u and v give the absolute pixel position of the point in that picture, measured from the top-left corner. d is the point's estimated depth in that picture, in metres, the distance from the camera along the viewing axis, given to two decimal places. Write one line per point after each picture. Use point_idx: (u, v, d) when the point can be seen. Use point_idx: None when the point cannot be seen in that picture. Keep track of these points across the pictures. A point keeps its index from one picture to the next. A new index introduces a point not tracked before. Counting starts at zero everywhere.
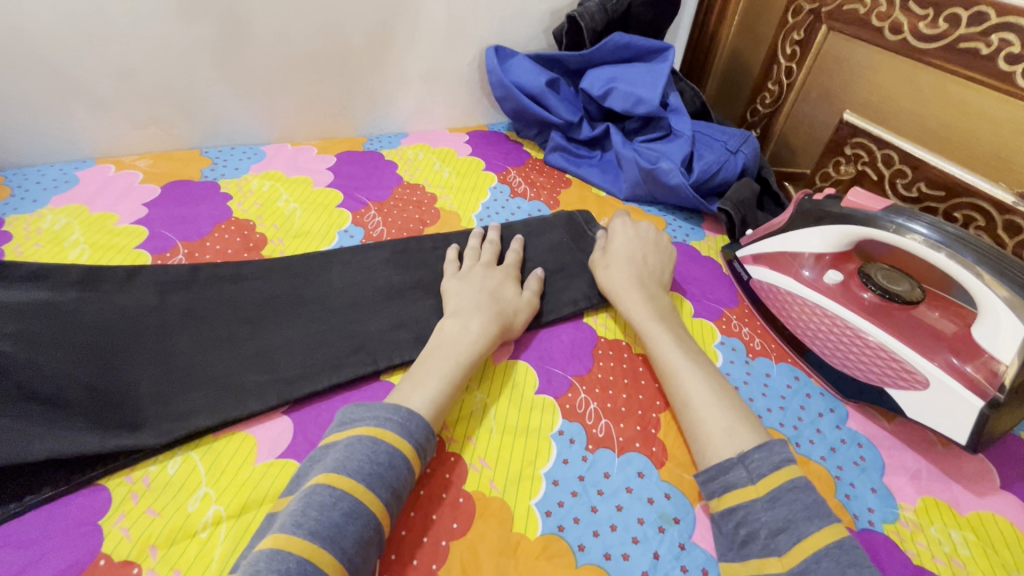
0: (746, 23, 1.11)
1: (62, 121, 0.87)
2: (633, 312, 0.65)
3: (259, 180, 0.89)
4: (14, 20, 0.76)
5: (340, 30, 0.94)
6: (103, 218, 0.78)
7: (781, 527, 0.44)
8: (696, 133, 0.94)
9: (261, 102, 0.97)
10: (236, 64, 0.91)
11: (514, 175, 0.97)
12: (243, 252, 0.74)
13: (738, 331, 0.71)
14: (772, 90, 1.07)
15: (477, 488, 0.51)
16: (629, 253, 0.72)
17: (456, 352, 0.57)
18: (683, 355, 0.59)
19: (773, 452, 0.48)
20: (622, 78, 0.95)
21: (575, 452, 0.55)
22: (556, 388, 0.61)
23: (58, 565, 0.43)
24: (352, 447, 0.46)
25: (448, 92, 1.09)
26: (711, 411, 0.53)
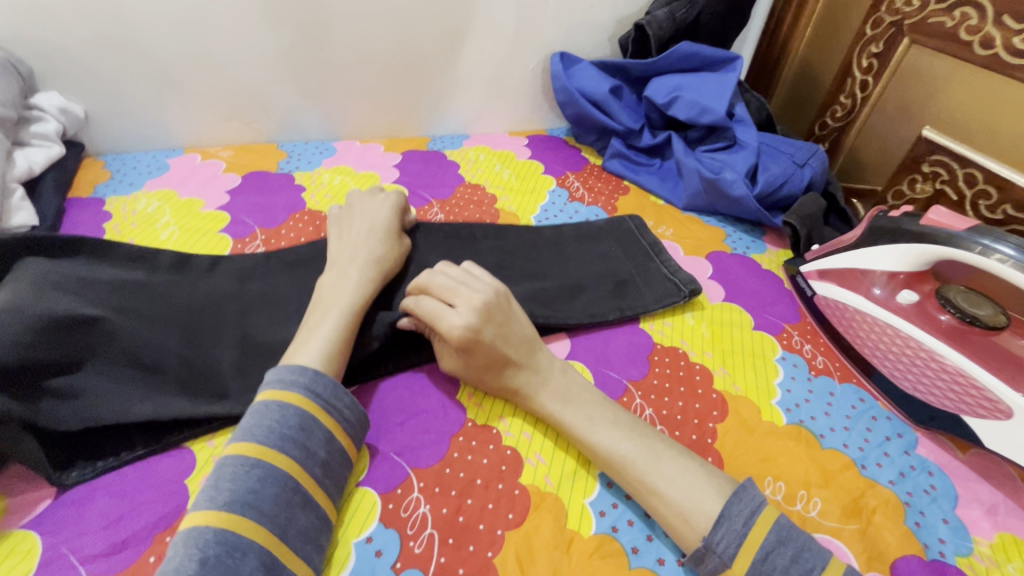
0: (818, 34, 1.09)
1: (158, 112, 0.94)
2: (540, 395, 0.55)
3: (331, 174, 0.93)
4: (126, 17, 0.83)
5: (413, 33, 0.97)
6: (190, 203, 0.84)
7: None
8: (762, 144, 0.92)
9: (335, 101, 1.02)
10: (315, 64, 0.96)
11: (572, 180, 0.98)
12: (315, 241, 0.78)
13: (800, 347, 0.69)
14: (845, 103, 1.04)
15: (533, 482, 0.52)
16: (494, 340, 0.55)
17: (338, 303, 0.57)
18: (606, 435, 0.51)
19: (732, 522, 0.44)
20: (688, 87, 0.95)
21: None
22: (613, 390, 0.61)
23: (149, 516, 0.47)
24: (257, 413, 0.46)
25: (511, 97, 1.12)
26: (666, 495, 0.47)
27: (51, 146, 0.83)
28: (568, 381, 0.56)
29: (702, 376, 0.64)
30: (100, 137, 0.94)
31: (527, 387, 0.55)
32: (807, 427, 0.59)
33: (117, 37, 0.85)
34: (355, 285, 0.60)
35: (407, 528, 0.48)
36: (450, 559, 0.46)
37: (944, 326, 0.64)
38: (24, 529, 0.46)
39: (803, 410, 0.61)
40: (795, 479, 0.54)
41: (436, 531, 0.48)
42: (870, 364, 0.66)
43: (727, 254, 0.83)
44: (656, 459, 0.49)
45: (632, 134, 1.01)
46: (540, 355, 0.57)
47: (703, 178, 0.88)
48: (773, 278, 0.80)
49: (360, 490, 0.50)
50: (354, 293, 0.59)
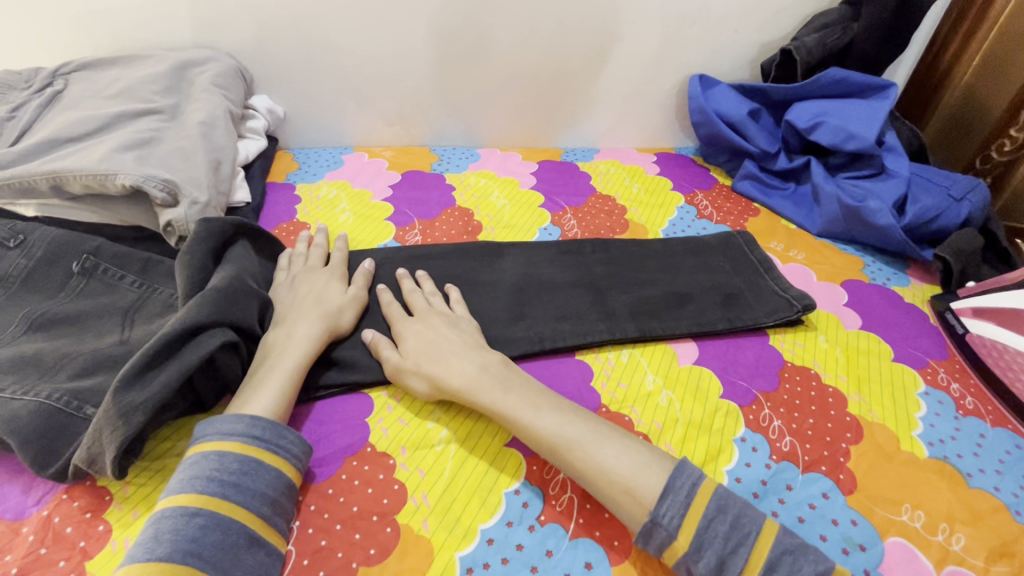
0: (987, 62, 1.02)
1: (340, 115, 1.11)
2: (481, 396, 0.57)
3: (476, 176, 1.04)
4: (330, 35, 1.00)
5: (561, 53, 1.06)
6: (361, 194, 0.98)
7: (718, 569, 0.46)
8: (913, 175, 0.89)
9: (482, 111, 1.13)
10: (472, 78, 1.08)
11: (701, 198, 1.01)
12: (463, 234, 0.89)
13: (947, 385, 0.66)
14: (1016, 136, 1.00)
15: None
16: (422, 338, 0.63)
17: (286, 360, 0.59)
18: (548, 421, 0.54)
19: (675, 496, 0.48)
20: (832, 113, 0.95)
21: (759, 459, 0.57)
22: (741, 396, 0.64)
23: (339, 442, 0.58)
24: (196, 465, 0.49)
25: (643, 115, 1.17)
26: (615, 474, 0.50)
27: (259, 138, 1.01)
28: (501, 372, 0.59)
29: (834, 399, 0.64)
30: (292, 133, 1.12)
31: (472, 382, 0.58)
32: (952, 463, 0.58)
33: (318, 50, 1.02)
34: (305, 336, 0.62)
35: (550, 489, 0.54)
36: (587, 521, 0.52)
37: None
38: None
39: (947, 447, 0.59)
40: (937, 510, 0.53)
41: (575, 496, 0.54)
42: None
43: (863, 283, 0.81)
44: (601, 443, 0.52)
45: (767, 158, 1.01)
46: (483, 351, 0.62)
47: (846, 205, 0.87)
48: (915, 312, 0.77)
49: (508, 450, 0.57)
50: (304, 347, 0.61)
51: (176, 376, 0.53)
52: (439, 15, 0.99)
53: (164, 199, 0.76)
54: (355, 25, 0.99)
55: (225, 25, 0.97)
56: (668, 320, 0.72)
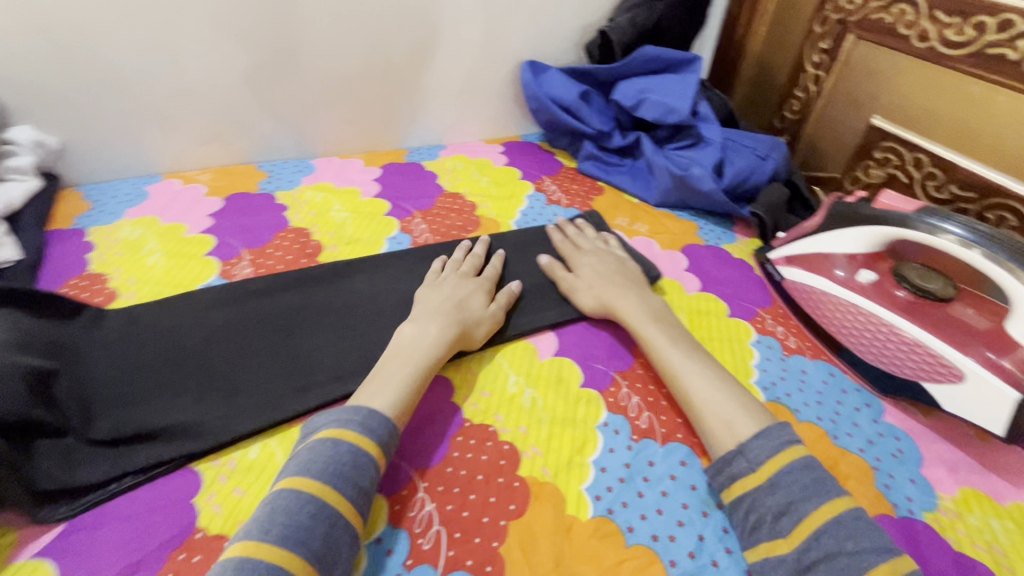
0: (772, 32, 1.14)
1: (135, 139, 0.94)
2: (629, 319, 0.68)
3: (313, 191, 0.95)
4: (97, 47, 0.83)
5: (384, 49, 1.00)
6: (174, 228, 0.85)
7: (781, 510, 0.48)
8: (727, 139, 0.96)
9: (312, 119, 1.03)
10: (290, 84, 0.98)
11: (549, 184, 1.01)
12: (300, 258, 0.81)
13: (773, 329, 0.73)
14: (800, 96, 1.11)
15: (530, 473, 0.55)
16: (597, 271, 0.75)
17: (414, 357, 0.59)
18: (681, 352, 0.63)
19: (769, 438, 0.52)
20: (653, 89, 0.99)
21: (621, 441, 0.58)
22: (600, 380, 0.65)
23: (162, 535, 0.49)
24: (314, 449, 0.49)
25: (484, 106, 1.15)
26: (718, 408, 0.56)
27: (27, 180, 0.82)
28: (658, 307, 0.69)
29: None
30: (75, 167, 0.93)
31: (617, 304, 0.70)
32: (783, 403, 0.63)
33: (87, 67, 0.84)
34: (436, 340, 0.61)
35: (414, 527, 0.50)
36: (459, 552, 0.48)
37: (902, 303, 0.69)
38: (33, 560, 0.47)
39: (778, 388, 0.65)
40: None
41: (442, 527, 0.50)
42: (838, 342, 0.70)
43: (700, 246, 0.87)
44: (709, 380, 0.59)
45: (603, 137, 1.05)
46: (642, 289, 0.72)
47: (678, 177, 0.92)
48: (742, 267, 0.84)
49: None
50: (434, 344, 0.61)
51: None
52: (235, 16, 0.88)
53: None
54: (132, 34, 0.84)
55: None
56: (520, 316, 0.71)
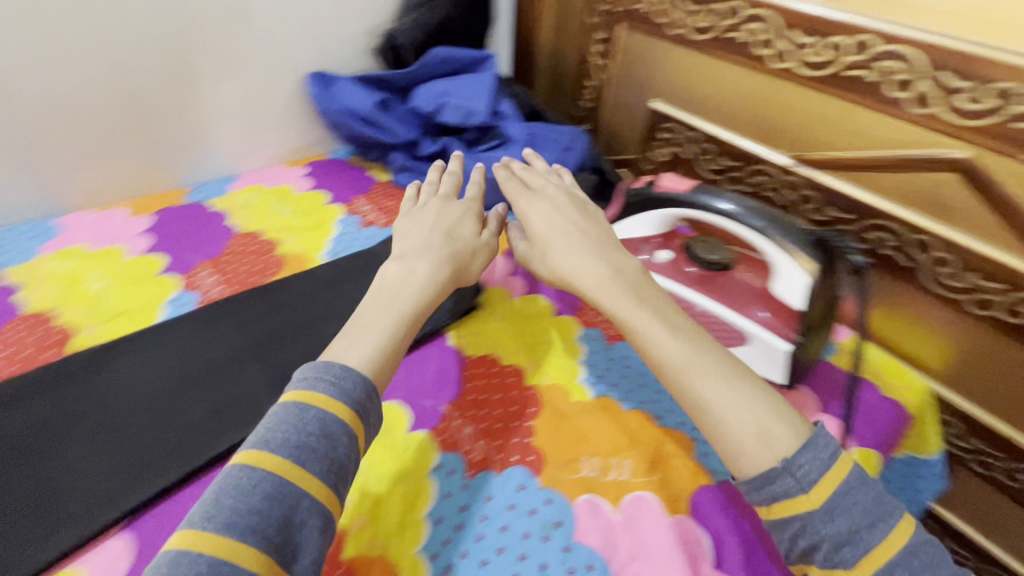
0: (557, 23, 1.17)
1: None
2: (609, 305, 0.59)
3: (55, 261, 0.76)
4: None
5: (128, 78, 0.82)
6: None
7: (844, 540, 0.45)
8: (531, 133, 0.97)
9: (45, 167, 0.81)
10: (1, 128, 0.75)
11: (362, 204, 0.94)
12: (39, 353, 0.64)
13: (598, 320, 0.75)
14: (592, 86, 1.16)
15: (357, 552, 0.49)
16: (542, 216, 0.69)
17: (399, 302, 0.58)
18: (684, 344, 0.55)
19: (818, 451, 0.48)
20: (454, 91, 0.96)
21: (455, 484, 0.55)
22: (429, 419, 0.60)
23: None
24: (283, 412, 0.47)
25: (277, 124, 1.01)
26: (739, 422, 0.50)
27: None
28: (636, 279, 0.61)
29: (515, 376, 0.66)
30: None
31: (587, 285, 0.61)
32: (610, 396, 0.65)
33: None
34: (424, 275, 0.62)
35: None
36: None
37: (692, 276, 0.74)
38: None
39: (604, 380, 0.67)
40: (606, 449, 0.59)
41: None
42: None
43: None
44: (720, 381, 0.52)
45: (412, 146, 0.98)
46: (613, 254, 0.64)
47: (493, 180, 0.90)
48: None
49: None
50: (425, 283, 0.61)
51: None
52: None
53: None
54: None
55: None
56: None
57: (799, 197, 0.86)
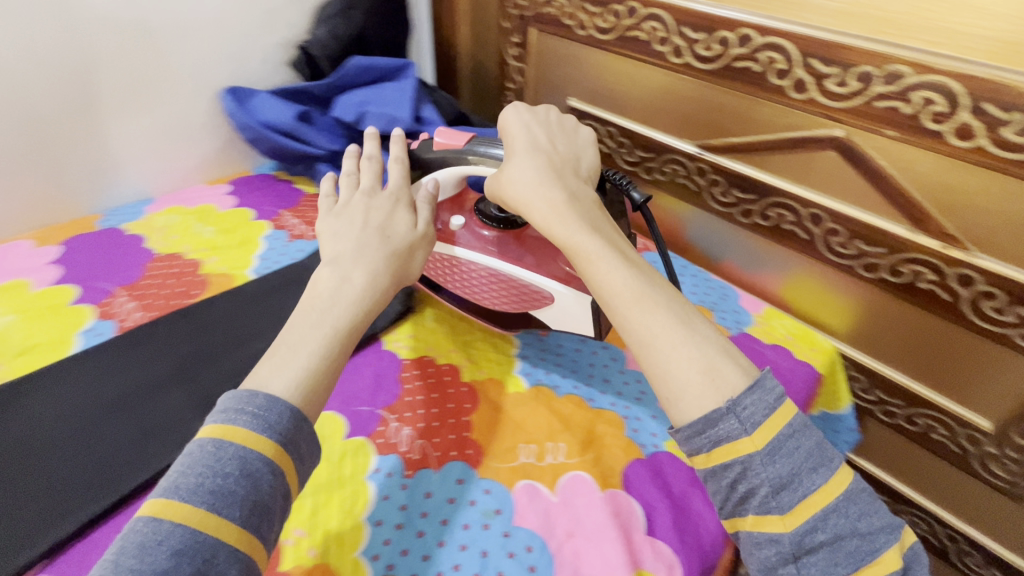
0: None
1: None
2: (581, 262, 0.44)
3: (164, 215, 0.73)
4: None
5: (234, 42, 0.75)
6: (15, 287, 0.60)
7: (784, 483, 0.35)
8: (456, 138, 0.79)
9: (135, 164, 0.74)
10: (103, 136, 0.70)
11: None
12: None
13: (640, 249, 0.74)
14: None
15: (297, 562, 0.39)
16: (532, 151, 0.50)
17: (333, 316, 0.41)
18: (635, 278, 0.42)
19: (764, 392, 0.37)
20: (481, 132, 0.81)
21: (395, 485, 0.44)
22: (366, 422, 0.49)
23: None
24: (193, 456, 0.33)
25: None
26: (675, 359, 0.38)
27: None
28: (591, 210, 0.46)
29: None
30: None
31: (540, 214, 0.46)
32: None
33: None
34: (364, 284, 0.44)
35: None
36: None
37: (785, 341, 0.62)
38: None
39: None
40: None
41: None
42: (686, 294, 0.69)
43: None
44: (672, 316, 0.40)
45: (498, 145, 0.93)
46: (565, 174, 0.49)
47: None
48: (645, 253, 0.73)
49: None
50: (364, 293, 0.44)
51: None
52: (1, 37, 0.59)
53: None
54: None
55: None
56: None
57: (824, 231, 0.59)
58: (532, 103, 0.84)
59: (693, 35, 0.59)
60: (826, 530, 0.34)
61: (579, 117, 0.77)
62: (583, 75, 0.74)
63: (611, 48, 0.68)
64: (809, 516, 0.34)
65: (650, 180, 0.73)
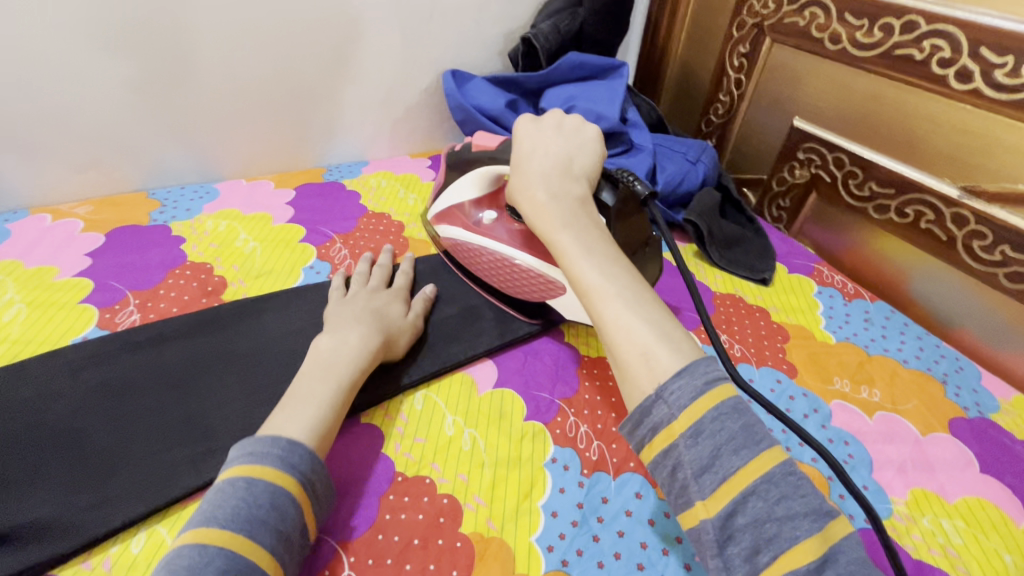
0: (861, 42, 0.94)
1: (178, 144, 0.71)
2: (556, 250, 0.42)
3: (376, 178, 0.81)
4: (185, 49, 0.65)
5: (470, 28, 0.81)
6: (258, 218, 0.69)
7: (704, 465, 0.30)
8: (655, 145, 0.76)
9: (363, 128, 0.83)
10: (347, 98, 0.79)
11: None
12: (199, 299, 0.57)
13: (834, 280, 0.67)
14: None
15: (474, 529, 0.40)
16: (523, 150, 0.49)
17: (336, 371, 0.42)
18: (599, 266, 0.39)
19: (693, 376, 0.32)
20: (662, 142, 0.77)
21: (571, 480, 0.43)
22: (545, 410, 0.49)
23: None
24: (221, 494, 0.33)
25: None
26: (625, 346, 0.35)
27: None
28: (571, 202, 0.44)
29: None
30: (47, 175, 0.66)
31: (530, 209, 0.46)
32: None
33: (161, 52, 0.64)
34: (361, 344, 0.45)
35: None
36: None
37: None
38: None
39: None
40: None
41: None
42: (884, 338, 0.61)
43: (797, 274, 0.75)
44: (624, 303, 0.37)
45: None
46: (555, 169, 0.47)
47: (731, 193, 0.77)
48: (856, 300, 0.65)
49: None
50: (359, 358, 0.44)
51: None
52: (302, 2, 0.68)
53: None
54: (190, 29, 0.64)
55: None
56: (503, 326, 0.56)
57: None
58: (743, 119, 0.79)
59: (996, 58, 0.50)
60: (744, 515, 0.29)
61: (800, 138, 0.70)
62: (819, 93, 0.67)
63: (871, 67, 0.61)
64: (728, 500, 0.29)
65: (879, 220, 0.64)
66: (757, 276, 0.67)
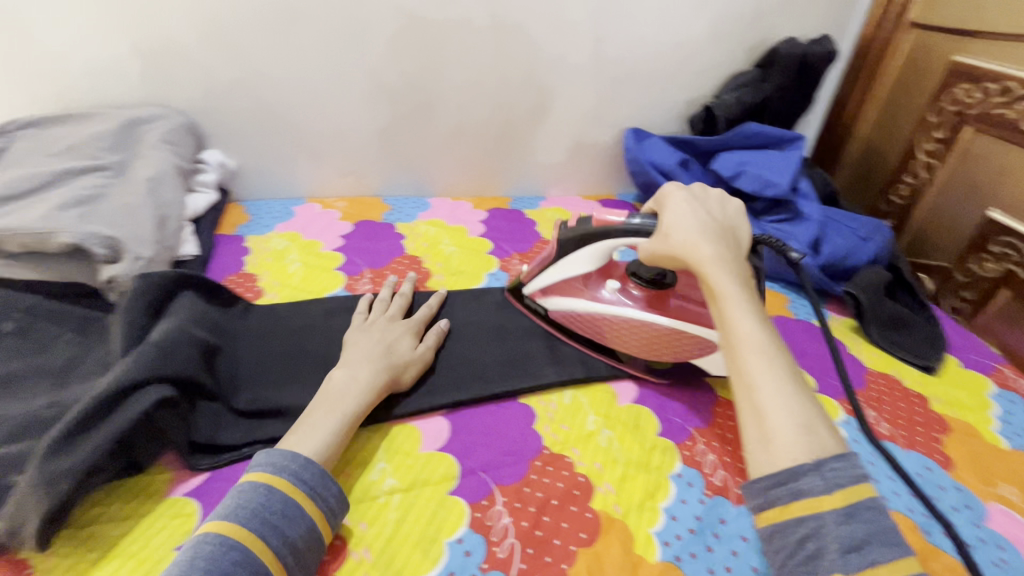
0: None
1: (410, 165, 0.92)
2: (721, 299, 0.44)
3: (552, 212, 0.94)
4: (434, 98, 0.85)
5: (657, 95, 0.91)
6: (457, 229, 0.86)
7: (853, 545, 0.32)
8: (825, 217, 0.78)
9: (549, 169, 0.97)
10: (541, 143, 0.94)
11: None
12: (411, 283, 0.73)
13: (1018, 386, 0.62)
14: None
15: (602, 508, 0.47)
16: (690, 206, 0.51)
17: (344, 403, 0.48)
18: (768, 333, 0.41)
19: (857, 466, 0.35)
20: (832, 218, 0.78)
21: (694, 495, 0.48)
22: (677, 432, 0.54)
23: None
24: (242, 494, 0.39)
25: None
26: (785, 410, 0.37)
27: (211, 194, 0.80)
28: (740, 266, 0.47)
29: None
30: (323, 177, 0.90)
31: (706, 258, 0.46)
32: None
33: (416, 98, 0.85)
34: (368, 382, 0.50)
35: (491, 534, 0.44)
36: None
37: None
38: (186, 494, 0.47)
39: None
40: None
41: (517, 541, 0.44)
42: None
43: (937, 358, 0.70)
44: (790, 375, 0.39)
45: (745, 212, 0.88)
46: (725, 233, 0.49)
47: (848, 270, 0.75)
48: None
49: (451, 498, 0.47)
50: (367, 392, 0.50)
51: (110, 440, 0.42)
52: (525, 67, 0.85)
53: (104, 256, 0.61)
54: (441, 84, 0.84)
55: (176, 80, 0.77)
56: None
57: None
58: (929, 203, 0.77)
59: None
60: None
61: (997, 231, 0.67)
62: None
63: None
64: None
65: None
66: (922, 362, 0.64)
